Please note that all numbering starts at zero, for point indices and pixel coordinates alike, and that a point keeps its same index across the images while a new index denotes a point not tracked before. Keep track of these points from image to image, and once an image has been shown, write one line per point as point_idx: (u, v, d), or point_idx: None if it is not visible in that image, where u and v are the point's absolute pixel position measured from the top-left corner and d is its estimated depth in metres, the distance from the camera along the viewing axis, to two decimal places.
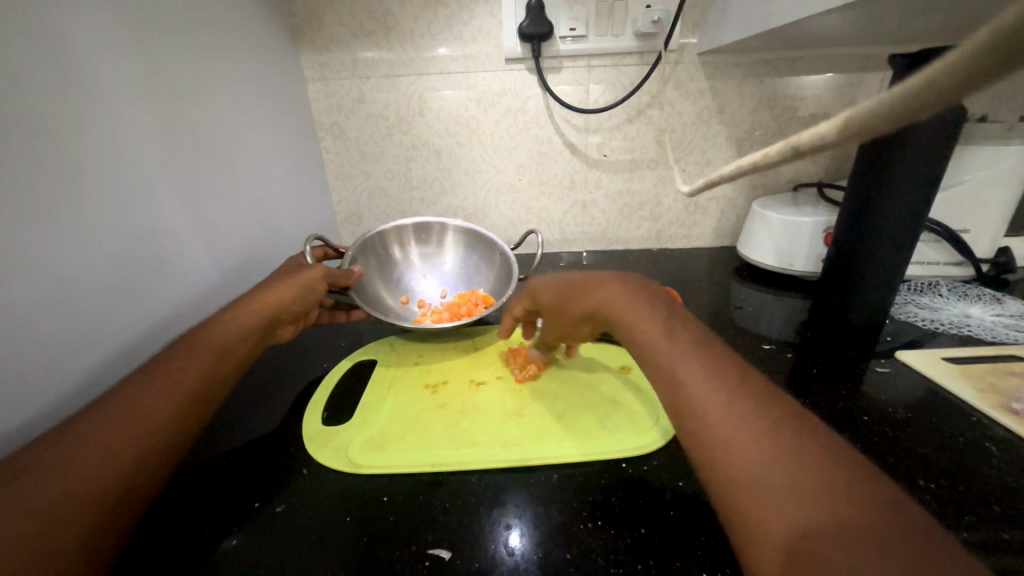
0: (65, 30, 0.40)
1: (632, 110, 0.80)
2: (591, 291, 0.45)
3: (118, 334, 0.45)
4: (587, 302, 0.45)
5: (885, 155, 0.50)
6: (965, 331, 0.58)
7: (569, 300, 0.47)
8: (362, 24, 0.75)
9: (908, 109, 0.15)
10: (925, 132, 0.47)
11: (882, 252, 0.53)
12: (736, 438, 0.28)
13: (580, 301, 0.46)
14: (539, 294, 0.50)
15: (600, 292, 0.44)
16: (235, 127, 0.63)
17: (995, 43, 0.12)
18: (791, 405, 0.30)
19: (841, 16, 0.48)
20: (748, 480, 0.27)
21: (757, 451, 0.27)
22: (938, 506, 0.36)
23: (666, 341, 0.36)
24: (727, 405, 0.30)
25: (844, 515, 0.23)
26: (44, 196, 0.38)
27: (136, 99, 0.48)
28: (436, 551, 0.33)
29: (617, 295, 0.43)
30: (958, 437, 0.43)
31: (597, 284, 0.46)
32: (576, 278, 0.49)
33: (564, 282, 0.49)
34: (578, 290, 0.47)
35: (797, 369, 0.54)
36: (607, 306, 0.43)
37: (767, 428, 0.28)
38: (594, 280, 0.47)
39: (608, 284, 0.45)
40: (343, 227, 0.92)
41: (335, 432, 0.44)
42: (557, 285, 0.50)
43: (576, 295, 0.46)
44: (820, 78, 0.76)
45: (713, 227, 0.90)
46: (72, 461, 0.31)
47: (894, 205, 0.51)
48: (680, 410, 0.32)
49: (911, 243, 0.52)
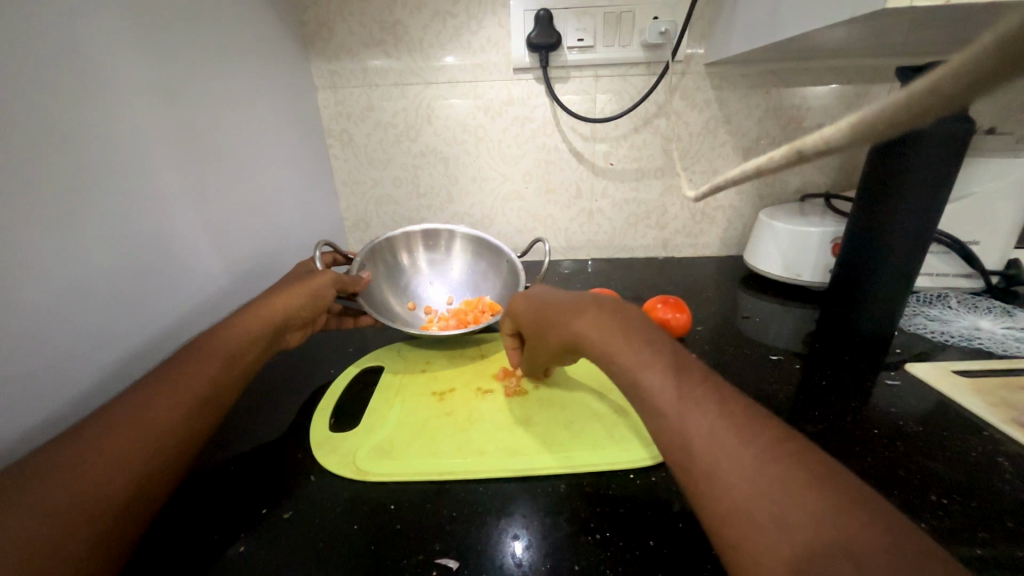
0: (80, 40, 0.41)
1: (639, 120, 0.80)
2: (564, 319, 0.42)
3: (128, 338, 0.46)
4: (564, 331, 0.42)
5: (898, 160, 0.49)
6: (975, 343, 0.58)
7: (545, 328, 0.44)
8: (373, 33, 0.76)
9: (914, 112, 0.14)
10: (932, 142, 0.47)
11: (888, 262, 0.53)
12: (727, 466, 0.28)
13: (556, 331, 0.43)
14: (520, 316, 0.48)
15: (574, 321, 0.41)
16: (245, 134, 0.64)
17: (998, 49, 0.11)
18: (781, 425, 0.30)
19: (846, 29, 0.49)
20: (743, 504, 0.26)
21: (749, 480, 0.27)
22: (951, 522, 0.36)
23: (644, 369, 0.34)
24: (713, 434, 0.29)
25: (844, 541, 0.23)
26: (57, 200, 0.39)
27: (149, 105, 0.49)
28: (443, 560, 0.33)
29: (590, 324, 0.39)
30: (969, 451, 0.43)
31: (571, 309, 0.42)
32: (550, 301, 0.45)
33: (540, 305, 0.45)
34: (552, 317, 0.43)
35: (805, 380, 0.53)
36: (581, 339, 0.40)
37: (756, 454, 0.28)
38: (569, 303, 0.43)
39: (581, 308, 0.41)
40: (350, 233, 0.93)
41: (343, 438, 0.44)
42: (532, 308, 0.46)
43: (550, 323, 0.43)
44: (827, 88, 0.76)
45: (720, 236, 0.89)
46: (82, 466, 0.31)
47: (903, 213, 0.50)
48: (664, 443, 0.31)
49: (917, 254, 0.52)
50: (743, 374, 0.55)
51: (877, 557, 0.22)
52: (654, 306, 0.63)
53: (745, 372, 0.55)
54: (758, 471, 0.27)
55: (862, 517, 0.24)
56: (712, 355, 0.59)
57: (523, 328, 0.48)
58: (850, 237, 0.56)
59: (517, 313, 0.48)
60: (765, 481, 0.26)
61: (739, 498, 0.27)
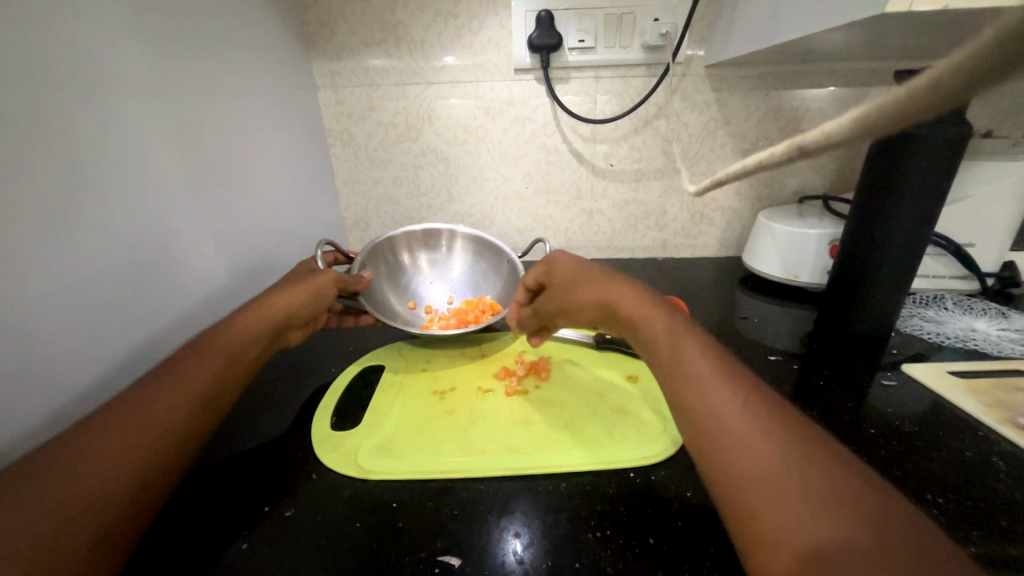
0: (82, 38, 0.41)
1: (639, 121, 0.80)
2: (601, 281, 0.43)
3: (130, 336, 0.46)
4: (596, 292, 0.42)
5: (905, 156, 0.49)
6: (971, 345, 0.58)
7: (576, 284, 0.44)
8: (374, 33, 0.76)
9: (911, 108, 0.14)
10: (939, 142, 0.47)
11: (893, 257, 0.53)
12: (755, 443, 0.29)
13: (586, 289, 0.43)
14: (555, 270, 0.48)
15: (610, 286, 0.42)
16: (246, 132, 0.64)
17: (998, 46, 0.11)
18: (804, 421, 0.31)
19: (844, 33, 0.49)
20: (766, 487, 0.27)
21: (776, 458, 0.28)
22: (946, 521, 0.36)
23: (682, 345, 0.35)
24: (742, 415, 0.30)
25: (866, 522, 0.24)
26: (58, 197, 0.39)
27: (150, 102, 0.49)
28: (445, 558, 0.33)
29: (628, 293, 0.41)
30: (964, 451, 0.43)
31: (609, 277, 0.43)
32: (587, 266, 0.45)
33: (577, 264, 0.46)
34: (587, 278, 0.44)
35: (803, 381, 0.54)
36: (615, 301, 0.41)
37: (784, 437, 0.29)
38: (608, 272, 0.44)
39: (619, 279, 0.43)
40: (350, 232, 0.93)
41: (345, 437, 0.45)
42: (572, 264, 0.46)
43: (580, 287, 0.44)
44: (826, 91, 0.77)
45: (718, 237, 0.90)
46: (87, 463, 0.31)
47: (910, 208, 0.50)
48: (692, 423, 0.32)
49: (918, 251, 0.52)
50: None
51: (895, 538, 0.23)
52: None
53: None
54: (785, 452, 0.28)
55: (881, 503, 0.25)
56: None
57: (551, 281, 0.48)
58: (853, 231, 0.56)
59: (555, 266, 0.48)
60: (792, 461, 0.27)
61: (767, 472, 0.27)
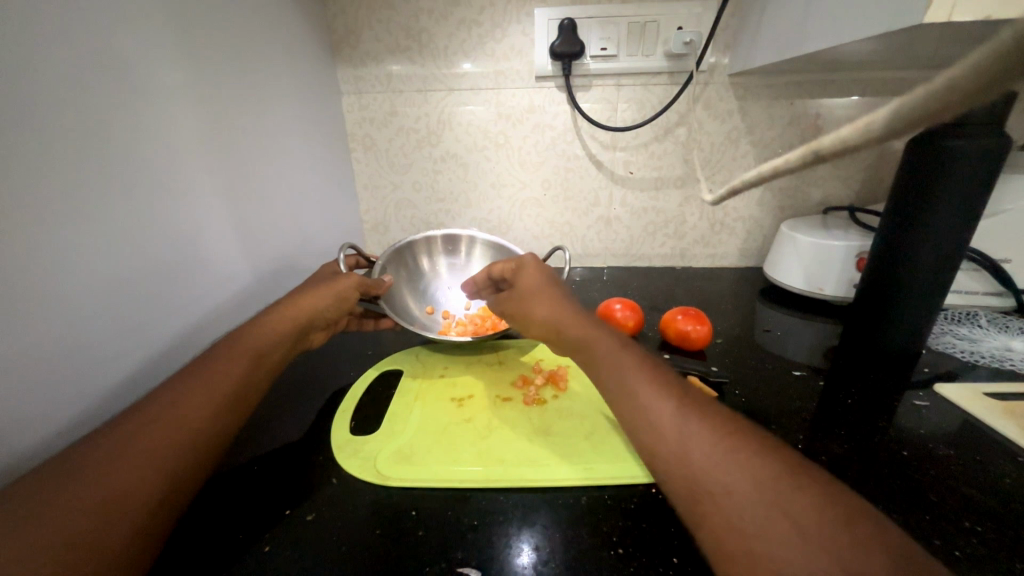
0: (121, 46, 0.43)
1: (660, 129, 0.80)
2: (553, 302, 0.46)
3: (159, 336, 0.47)
4: (546, 312, 0.46)
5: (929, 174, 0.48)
6: (1007, 365, 0.56)
7: (530, 301, 0.48)
8: (398, 40, 0.77)
9: (931, 111, 0.15)
10: (967, 161, 0.46)
11: (919, 275, 0.51)
12: (724, 472, 0.30)
13: (538, 309, 0.47)
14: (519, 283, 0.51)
15: (562, 307, 0.45)
16: (272, 137, 0.66)
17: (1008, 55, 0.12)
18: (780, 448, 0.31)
19: (876, 43, 0.48)
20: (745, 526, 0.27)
21: (743, 490, 0.29)
22: (986, 550, 0.35)
23: (638, 376, 0.37)
24: (708, 446, 0.31)
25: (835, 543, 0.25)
26: (97, 199, 0.40)
27: (183, 107, 0.50)
28: (465, 569, 0.33)
29: (575, 318, 0.44)
30: (1002, 477, 0.41)
31: (562, 299, 0.46)
32: (543, 283, 0.49)
33: (535, 281, 0.49)
34: (541, 298, 0.47)
35: (829, 397, 0.52)
36: (561, 323, 0.44)
37: (749, 467, 0.30)
38: (561, 293, 0.47)
39: (572, 303, 0.46)
40: (369, 236, 0.94)
41: (364, 442, 0.45)
42: (533, 277, 0.49)
43: (531, 304, 0.48)
44: (852, 100, 0.75)
45: (738, 247, 0.89)
46: (119, 461, 0.32)
47: (932, 225, 0.49)
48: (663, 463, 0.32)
49: (948, 269, 0.51)
50: (765, 389, 0.54)
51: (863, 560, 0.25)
52: (674, 317, 0.63)
53: (767, 387, 0.55)
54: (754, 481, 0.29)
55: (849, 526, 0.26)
56: (733, 368, 0.59)
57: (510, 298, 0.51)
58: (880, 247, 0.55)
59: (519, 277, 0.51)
60: (761, 489, 0.28)
61: (737, 506, 0.28)
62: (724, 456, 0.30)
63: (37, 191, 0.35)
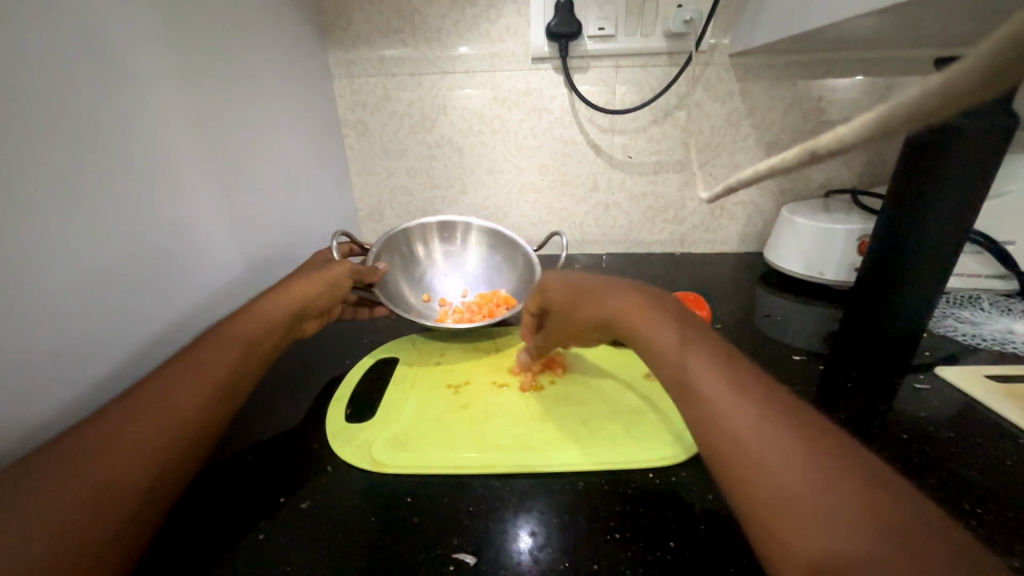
0: (103, 27, 0.41)
1: (659, 111, 0.78)
2: (596, 295, 0.41)
3: (149, 326, 0.46)
4: (593, 309, 0.41)
5: (928, 163, 0.48)
6: (1009, 347, 0.56)
7: (582, 300, 0.42)
8: (390, 22, 0.75)
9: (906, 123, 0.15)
10: (964, 148, 0.46)
11: (922, 266, 0.51)
12: (772, 452, 0.27)
13: (583, 307, 0.42)
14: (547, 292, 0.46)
15: (606, 298, 0.40)
16: (263, 123, 0.64)
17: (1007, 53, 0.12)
18: (825, 422, 0.29)
19: (882, 19, 0.47)
20: (788, 502, 0.25)
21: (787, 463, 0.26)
22: (985, 532, 0.35)
23: (687, 352, 0.34)
24: (747, 417, 0.29)
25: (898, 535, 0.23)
26: (82, 186, 0.39)
27: (169, 91, 0.49)
28: (461, 556, 0.33)
29: (627, 305, 0.39)
30: (1003, 460, 0.41)
31: (604, 289, 0.41)
32: (601, 281, 0.43)
33: (569, 282, 0.44)
34: (580, 296, 0.42)
35: (828, 382, 0.52)
36: (612, 317, 0.39)
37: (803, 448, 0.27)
38: (601, 282, 0.42)
39: (616, 288, 0.41)
40: (364, 224, 0.93)
41: (359, 429, 0.44)
42: (590, 278, 0.44)
43: (584, 301, 0.42)
44: (856, 81, 0.74)
45: (738, 232, 0.88)
46: (106, 453, 0.31)
47: (940, 214, 0.49)
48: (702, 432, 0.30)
49: (949, 257, 0.50)
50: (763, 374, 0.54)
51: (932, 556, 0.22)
52: None
53: (766, 372, 0.54)
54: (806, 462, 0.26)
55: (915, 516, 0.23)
56: None
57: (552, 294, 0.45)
58: (878, 238, 0.54)
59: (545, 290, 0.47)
60: (809, 463, 0.26)
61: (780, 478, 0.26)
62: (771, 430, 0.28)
63: (18, 178, 0.34)
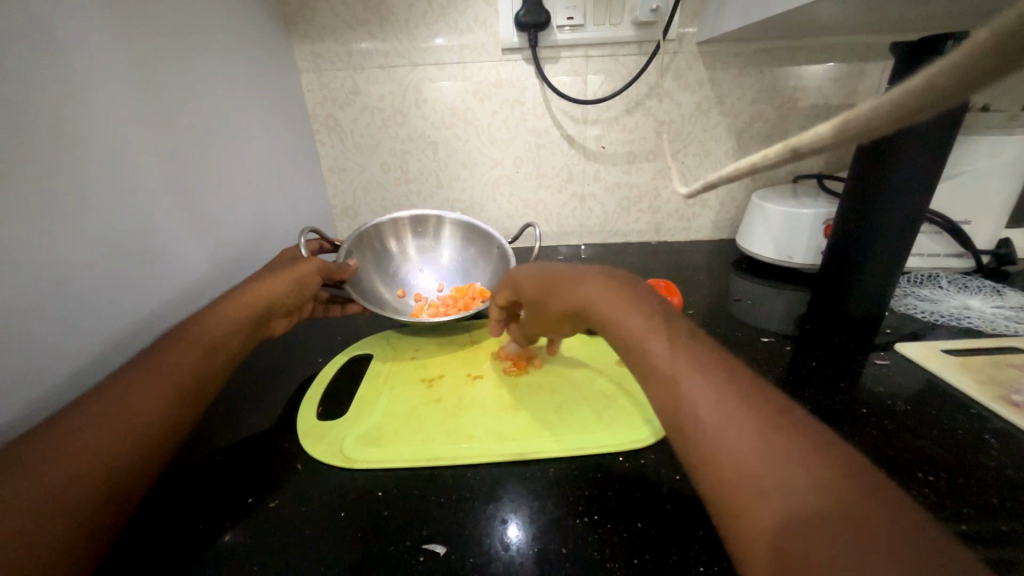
0: (51, 21, 0.39)
1: (630, 101, 0.79)
2: (567, 284, 0.41)
3: (109, 329, 0.45)
4: (566, 299, 0.41)
5: (888, 150, 0.49)
6: (964, 322, 0.58)
7: (556, 287, 0.42)
8: (356, 13, 0.73)
9: (908, 111, 0.15)
10: (921, 134, 0.47)
11: (883, 249, 0.53)
12: (720, 433, 0.28)
13: (557, 297, 0.42)
14: (523, 284, 0.46)
15: (578, 288, 0.40)
16: (227, 119, 0.62)
17: (1003, 42, 0.12)
18: (787, 399, 0.29)
19: (841, 4, 0.48)
20: (740, 482, 0.26)
21: (741, 444, 0.27)
22: (937, 498, 0.36)
23: (651, 335, 0.34)
24: (709, 397, 0.29)
25: (839, 507, 0.23)
26: (30, 187, 0.37)
27: (126, 87, 0.47)
28: (431, 546, 0.33)
29: (599, 294, 0.39)
30: (956, 429, 0.43)
31: (576, 277, 0.41)
32: (576, 267, 0.43)
33: (542, 275, 0.44)
34: (554, 285, 0.42)
35: (795, 362, 0.53)
36: (585, 305, 0.39)
37: (758, 422, 0.27)
38: (575, 271, 0.42)
39: (588, 277, 0.41)
40: (339, 221, 0.92)
41: (331, 426, 0.44)
42: (566, 265, 0.44)
43: (557, 288, 0.42)
44: (820, 68, 0.75)
45: (712, 219, 0.89)
46: (60, 461, 0.30)
47: (898, 201, 0.50)
48: (668, 413, 0.31)
49: (907, 241, 0.52)
50: (733, 357, 0.55)
51: (872, 528, 0.22)
52: None
53: (736, 355, 0.55)
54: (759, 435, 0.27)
55: (859, 488, 0.23)
56: None
57: (528, 284, 0.45)
58: (844, 223, 0.55)
59: (518, 285, 0.47)
60: (761, 442, 0.26)
61: (732, 458, 0.27)
62: (733, 409, 0.28)
63: None
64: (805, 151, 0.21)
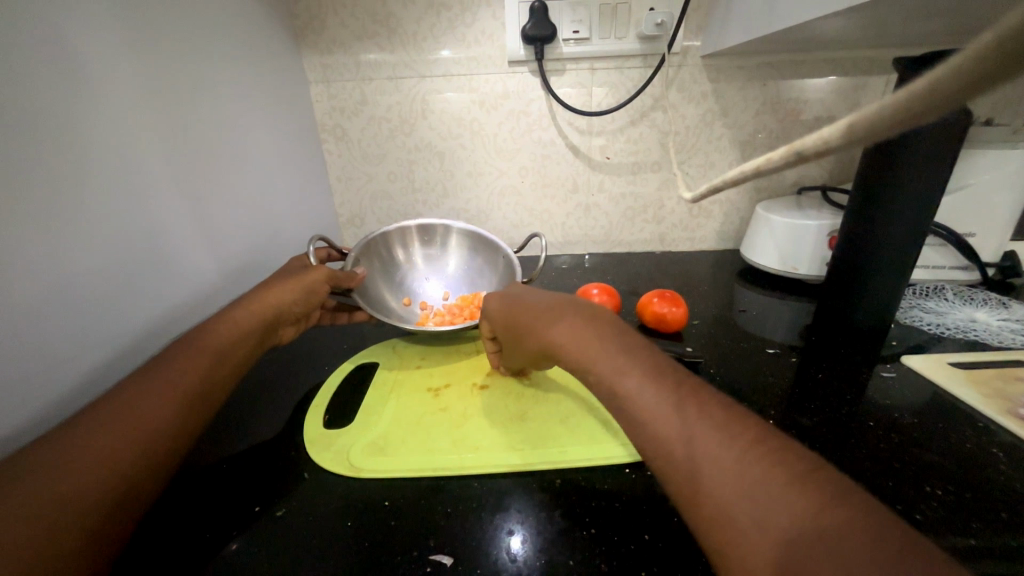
0: (66, 35, 0.41)
1: (635, 113, 0.80)
2: (538, 325, 0.42)
3: (118, 335, 0.45)
4: (539, 338, 0.41)
5: (888, 165, 0.50)
6: (971, 335, 0.58)
7: (529, 326, 0.43)
8: (365, 25, 0.75)
9: (914, 112, 0.15)
10: (923, 145, 0.47)
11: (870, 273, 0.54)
12: (708, 463, 0.28)
13: (530, 335, 0.42)
14: (498, 319, 0.47)
15: (548, 329, 0.40)
16: (237, 129, 0.64)
17: (1000, 47, 0.12)
18: (767, 425, 0.30)
19: (843, 20, 0.48)
20: (732, 512, 0.26)
21: (729, 475, 0.27)
22: (944, 512, 0.36)
23: (624, 372, 0.34)
24: (693, 427, 0.29)
25: (818, 528, 0.23)
26: (39, 193, 0.38)
27: (137, 99, 0.48)
28: (437, 557, 0.33)
29: (567, 334, 0.39)
30: (962, 443, 0.43)
31: (546, 316, 0.41)
32: (546, 305, 0.43)
33: (517, 309, 0.45)
34: (527, 323, 0.43)
35: (801, 374, 0.53)
36: (557, 346, 0.39)
37: (736, 453, 0.27)
38: (547, 309, 0.42)
39: (558, 315, 0.41)
40: (345, 229, 0.92)
41: (338, 435, 0.44)
42: (537, 302, 0.44)
43: (530, 326, 0.42)
44: (823, 81, 0.76)
45: (716, 230, 0.89)
46: (73, 464, 0.30)
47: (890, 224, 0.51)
48: (652, 449, 0.31)
49: (896, 266, 0.53)
50: (739, 369, 0.55)
51: (853, 545, 0.22)
52: (649, 300, 0.63)
53: (742, 365, 0.55)
54: (740, 464, 0.27)
55: (834, 504, 0.24)
56: (708, 348, 0.59)
57: (504, 319, 0.46)
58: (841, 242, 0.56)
59: (496, 318, 0.47)
60: (746, 473, 0.26)
61: (722, 490, 0.27)
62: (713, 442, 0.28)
63: None
64: (809, 156, 0.21)
